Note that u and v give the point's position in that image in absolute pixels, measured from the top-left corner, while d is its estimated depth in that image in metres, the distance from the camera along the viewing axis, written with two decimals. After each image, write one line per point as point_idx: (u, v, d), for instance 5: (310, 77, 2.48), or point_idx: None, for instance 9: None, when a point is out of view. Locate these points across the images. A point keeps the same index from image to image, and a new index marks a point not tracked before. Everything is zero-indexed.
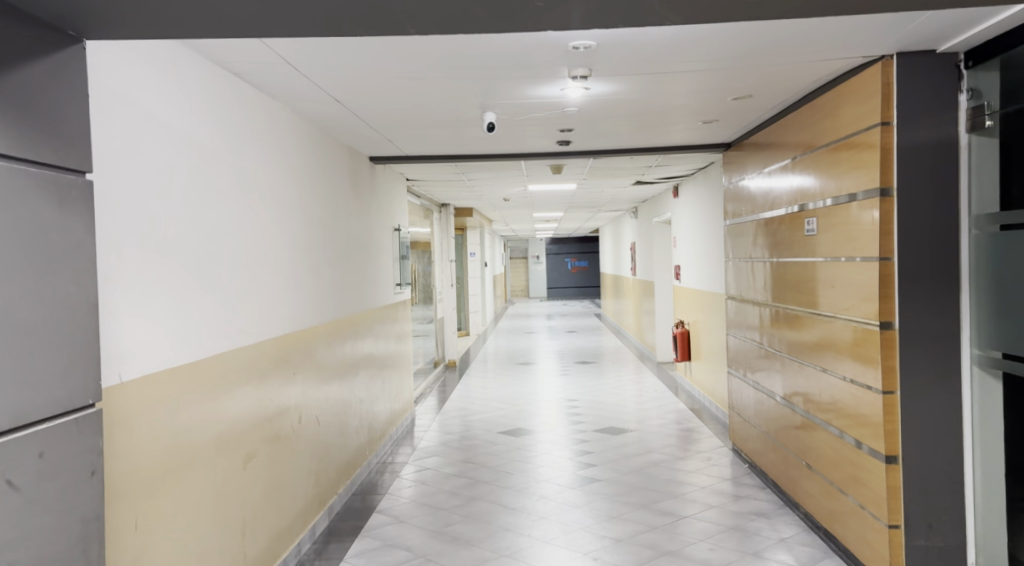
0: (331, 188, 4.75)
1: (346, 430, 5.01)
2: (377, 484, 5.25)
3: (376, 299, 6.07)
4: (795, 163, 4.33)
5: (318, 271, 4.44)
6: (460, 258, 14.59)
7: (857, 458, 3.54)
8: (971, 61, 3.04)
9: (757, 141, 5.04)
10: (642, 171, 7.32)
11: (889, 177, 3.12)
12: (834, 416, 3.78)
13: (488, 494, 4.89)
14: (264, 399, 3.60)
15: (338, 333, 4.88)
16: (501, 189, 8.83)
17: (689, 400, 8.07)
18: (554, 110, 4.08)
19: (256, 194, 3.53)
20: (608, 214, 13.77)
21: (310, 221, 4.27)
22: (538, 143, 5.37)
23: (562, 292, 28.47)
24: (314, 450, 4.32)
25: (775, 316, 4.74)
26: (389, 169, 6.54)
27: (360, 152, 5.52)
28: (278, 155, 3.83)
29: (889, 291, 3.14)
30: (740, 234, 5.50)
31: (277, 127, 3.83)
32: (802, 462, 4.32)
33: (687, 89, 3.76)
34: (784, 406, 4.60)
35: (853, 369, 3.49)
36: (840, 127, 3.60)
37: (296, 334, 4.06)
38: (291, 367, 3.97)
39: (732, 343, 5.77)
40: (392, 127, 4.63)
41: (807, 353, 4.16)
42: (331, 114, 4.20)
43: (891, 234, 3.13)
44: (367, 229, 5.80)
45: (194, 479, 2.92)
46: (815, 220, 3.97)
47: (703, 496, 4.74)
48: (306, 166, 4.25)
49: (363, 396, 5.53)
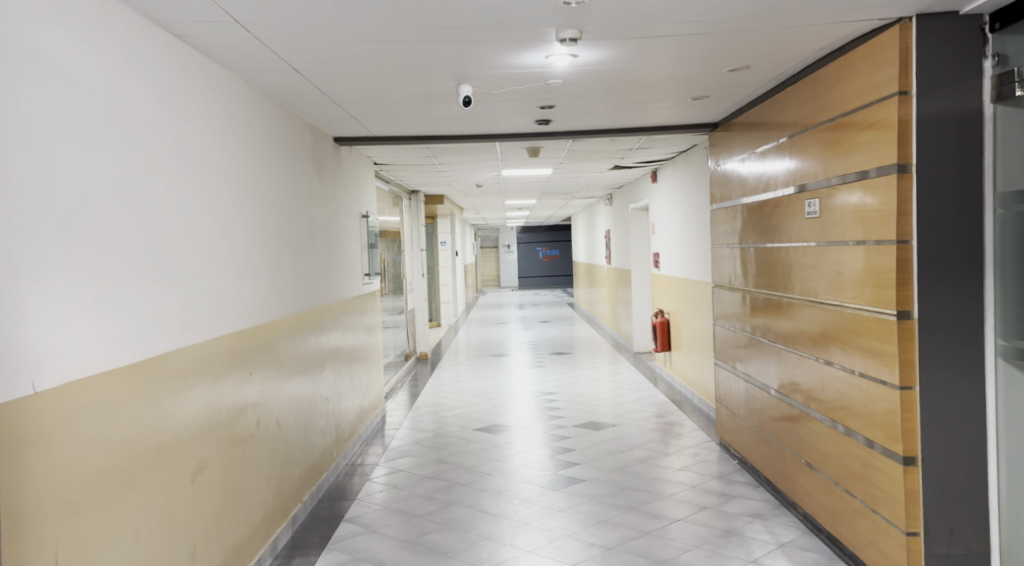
0: (292, 169, 4.34)
1: (311, 431, 4.62)
2: (345, 488, 4.88)
3: (343, 291, 5.68)
4: (789, 142, 4.06)
5: (278, 260, 4.05)
6: (431, 247, 14.18)
7: (866, 459, 3.27)
8: (999, 23, 2.77)
9: (747, 121, 4.77)
10: (621, 154, 7.01)
11: (907, 152, 2.87)
12: (839, 414, 3.50)
13: (465, 498, 4.56)
14: (217, 400, 3.22)
15: (301, 328, 4.50)
16: (473, 175, 8.46)
17: (669, 391, 7.82)
18: (536, 82, 3.75)
19: (204, 173, 3.15)
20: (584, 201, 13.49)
21: (267, 205, 3.87)
22: (515, 122, 5.03)
23: (533, 282, 28.19)
24: (276, 455, 3.94)
25: (767, 304, 4.48)
26: (356, 151, 6.13)
27: (324, 131, 5.12)
28: (230, 130, 3.44)
29: (907, 277, 2.90)
30: (728, 219, 5.19)
31: (228, 99, 3.44)
32: (800, 460, 4.06)
33: (680, 58, 3.45)
34: (779, 400, 4.34)
35: (862, 361, 3.22)
36: (847, 100, 3.32)
37: (253, 328, 3.66)
38: (247, 365, 3.57)
39: (719, 334, 5.51)
40: (358, 102, 4.24)
41: (806, 345, 3.88)
42: (289, 86, 3.80)
43: (910, 214, 2.88)
44: (333, 215, 5.40)
45: (133, 496, 2.55)
46: (816, 202, 3.68)
47: (692, 496, 4.47)
48: (263, 144, 3.85)
49: (330, 394, 5.15)
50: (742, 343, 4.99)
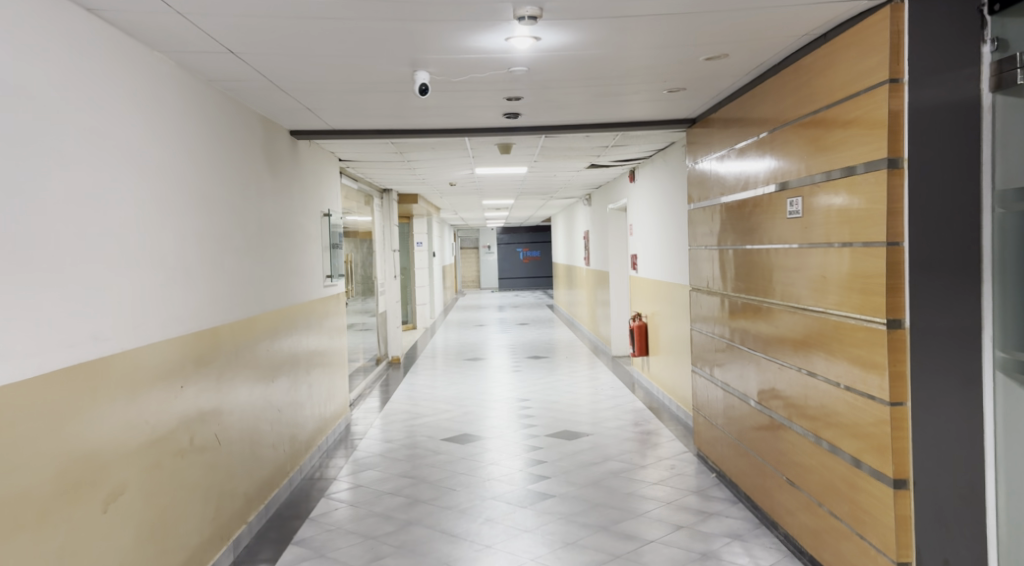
0: (237, 163, 4.02)
1: (258, 446, 4.29)
2: (300, 505, 4.56)
3: (301, 294, 5.35)
4: (771, 137, 3.80)
5: (219, 261, 3.73)
6: (406, 248, 13.85)
7: (851, 478, 3.03)
8: (997, 4, 2.43)
9: (726, 116, 4.51)
10: (597, 152, 6.74)
11: (900, 145, 2.66)
12: (823, 428, 3.25)
13: (426, 517, 4.25)
14: (139, 417, 2.90)
15: (249, 335, 4.17)
16: (445, 172, 8.15)
17: (647, 398, 7.57)
18: (497, 69, 3.47)
19: (122, 163, 2.84)
20: (563, 199, 12.87)
21: (203, 201, 3.55)
22: (482, 115, 4.73)
23: (513, 283, 27.91)
24: (213, 474, 3.61)
25: (746, 308, 4.23)
26: (316, 146, 5.81)
27: (278, 122, 4.79)
28: (158, 118, 3.14)
29: (898, 283, 2.70)
30: (706, 218, 4.93)
31: (157, 84, 3.14)
32: (780, 475, 3.82)
33: (653, 43, 3.18)
34: (758, 411, 4.08)
35: (847, 373, 2.98)
36: (833, 90, 3.09)
37: (186, 336, 3.33)
38: (177, 376, 3.24)
39: (696, 339, 5.25)
40: (309, 92, 3.93)
41: (787, 352, 3.63)
42: (228, 71, 3.48)
43: (901, 213, 2.68)
44: (289, 213, 5.08)
45: (22, 533, 2.21)
46: (799, 200, 3.43)
47: (668, 514, 4.20)
48: (199, 135, 3.53)
49: (283, 404, 4.82)
50: (720, 350, 4.72)
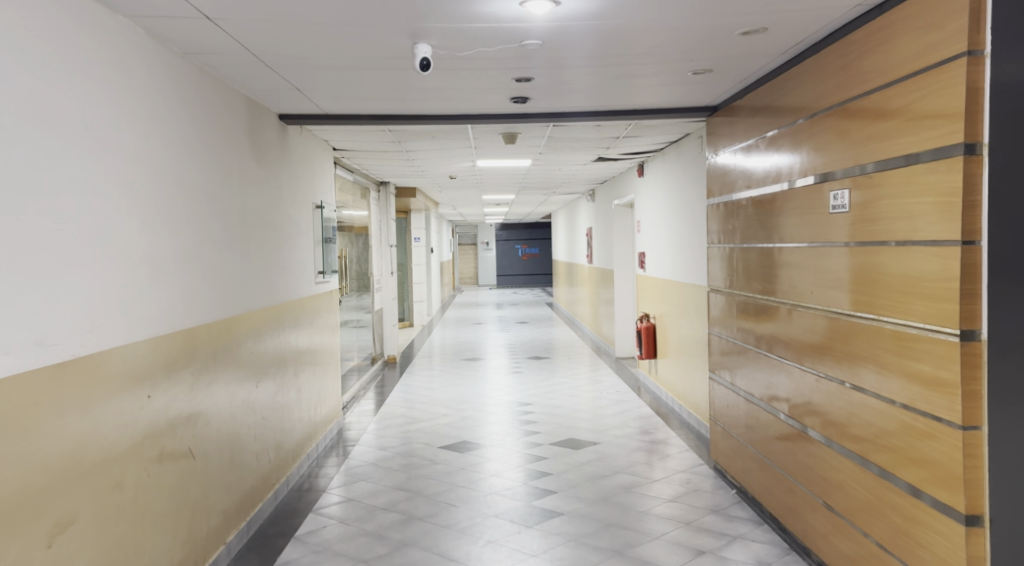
0: (216, 146, 3.63)
1: (238, 458, 3.90)
2: (285, 522, 4.18)
3: (290, 291, 4.96)
4: (807, 124, 3.45)
5: (194, 255, 3.35)
6: (404, 243, 13.45)
7: (908, 510, 2.68)
8: None
9: (753, 104, 4.15)
10: (607, 143, 6.36)
11: (979, 128, 2.31)
12: (873, 451, 2.89)
13: (422, 538, 3.89)
14: (96, 431, 2.52)
15: (229, 336, 3.78)
16: (445, 164, 7.77)
17: (655, 403, 7.21)
18: (507, 43, 3.11)
19: (74, 141, 2.46)
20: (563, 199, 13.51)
21: (176, 187, 3.17)
22: (487, 99, 4.34)
23: (512, 280, 27.52)
24: (186, 493, 3.23)
25: (774, 311, 3.86)
26: (307, 132, 5.40)
27: (265, 105, 4.41)
28: (122, 91, 2.76)
29: (974, 288, 2.35)
30: (728, 214, 4.56)
31: (120, 52, 2.75)
32: (813, 497, 3.46)
33: (687, 12, 2.82)
34: (787, 425, 3.73)
35: (906, 389, 2.64)
36: (888, 68, 2.74)
37: (155, 338, 2.95)
38: (144, 383, 2.86)
39: (714, 343, 4.87)
40: (299, 69, 3.57)
41: (826, 363, 3.27)
42: (204, 41, 3.10)
43: (979, 207, 2.33)
44: (277, 204, 4.69)
45: None
46: (846, 193, 3.07)
47: (686, 537, 3.84)
48: (172, 113, 3.15)
49: (268, 410, 4.44)
50: (742, 355, 4.34)
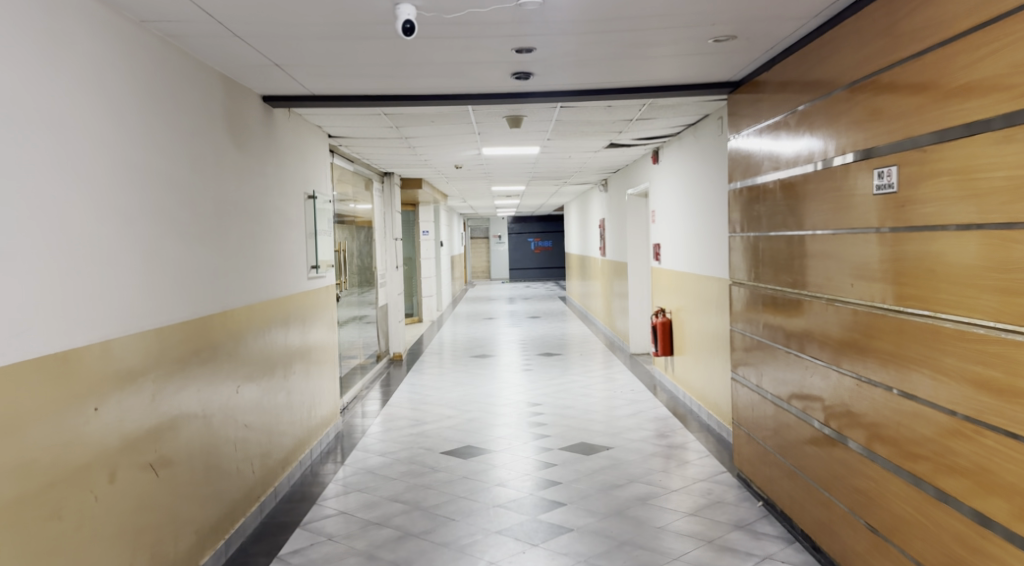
0: (183, 128, 3.29)
1: (216, 471, 3.57)
2: (270, 538, 3.85)
3: (278, 288, 4.62)
4: (841, 94, 3.05)
5: (156, 248, 3.00)
6: (412, 236, 13.14)
7: (972, 540, 2.28)
8: None
9: (779, 76, 3.74)
10: (619, 126, 5.95)
11: None
12: (926, 470, 2.50)
13: (416, 558, 3.54)
14: (21, 454, 2.17)
15: (202, 339, 3.43)
16: (450, 152, 7.39)
17: (672, 403, 6.81)
18: (502, 3, 2.74)
19: None
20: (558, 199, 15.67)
21: (132, 172, 2.83)
22: (485, 76, 3.96)
23: (525, 274, 27.16)
24: (149, 516, 2.89)
25: (805, 306, 3.45)
26: (295, 116, 5.04)
27: (245, 85, 4.05)
28: (62, 61, 2.43)
29: None
30: (753, 201, 4.15)
31: (59, 14, 2.41)
32: (852, 515, 3.06)
33: None
34: (821, 434, 3.32)
35: (973, 399, 2.25)
36: (944, 23, 2.35)
37: (105, 342, 2.62)
38: (92, 396, 2.53)
39: (736, 341, 4.47)
40: (274, 40, 3.21)
41: (867, 366, 2.88)
42: (162, 7, 2.75)
43: None
44: (261, 194, 4.35)
45: None
46: (893, 170, 2.66)
47: (709, 557, 3.47)
48: (126, 89, 2.81)
49: (252, 418, 4.10)
50: (769, 355, 3.94)
